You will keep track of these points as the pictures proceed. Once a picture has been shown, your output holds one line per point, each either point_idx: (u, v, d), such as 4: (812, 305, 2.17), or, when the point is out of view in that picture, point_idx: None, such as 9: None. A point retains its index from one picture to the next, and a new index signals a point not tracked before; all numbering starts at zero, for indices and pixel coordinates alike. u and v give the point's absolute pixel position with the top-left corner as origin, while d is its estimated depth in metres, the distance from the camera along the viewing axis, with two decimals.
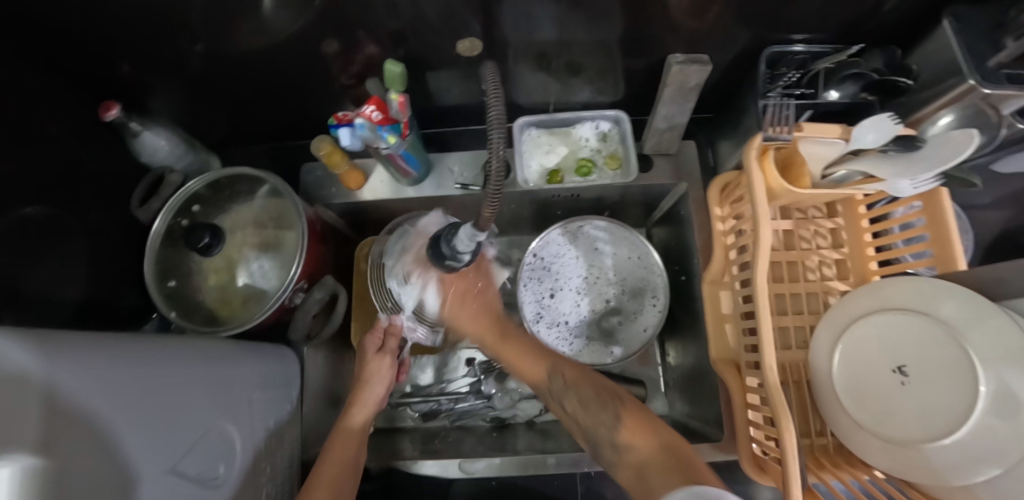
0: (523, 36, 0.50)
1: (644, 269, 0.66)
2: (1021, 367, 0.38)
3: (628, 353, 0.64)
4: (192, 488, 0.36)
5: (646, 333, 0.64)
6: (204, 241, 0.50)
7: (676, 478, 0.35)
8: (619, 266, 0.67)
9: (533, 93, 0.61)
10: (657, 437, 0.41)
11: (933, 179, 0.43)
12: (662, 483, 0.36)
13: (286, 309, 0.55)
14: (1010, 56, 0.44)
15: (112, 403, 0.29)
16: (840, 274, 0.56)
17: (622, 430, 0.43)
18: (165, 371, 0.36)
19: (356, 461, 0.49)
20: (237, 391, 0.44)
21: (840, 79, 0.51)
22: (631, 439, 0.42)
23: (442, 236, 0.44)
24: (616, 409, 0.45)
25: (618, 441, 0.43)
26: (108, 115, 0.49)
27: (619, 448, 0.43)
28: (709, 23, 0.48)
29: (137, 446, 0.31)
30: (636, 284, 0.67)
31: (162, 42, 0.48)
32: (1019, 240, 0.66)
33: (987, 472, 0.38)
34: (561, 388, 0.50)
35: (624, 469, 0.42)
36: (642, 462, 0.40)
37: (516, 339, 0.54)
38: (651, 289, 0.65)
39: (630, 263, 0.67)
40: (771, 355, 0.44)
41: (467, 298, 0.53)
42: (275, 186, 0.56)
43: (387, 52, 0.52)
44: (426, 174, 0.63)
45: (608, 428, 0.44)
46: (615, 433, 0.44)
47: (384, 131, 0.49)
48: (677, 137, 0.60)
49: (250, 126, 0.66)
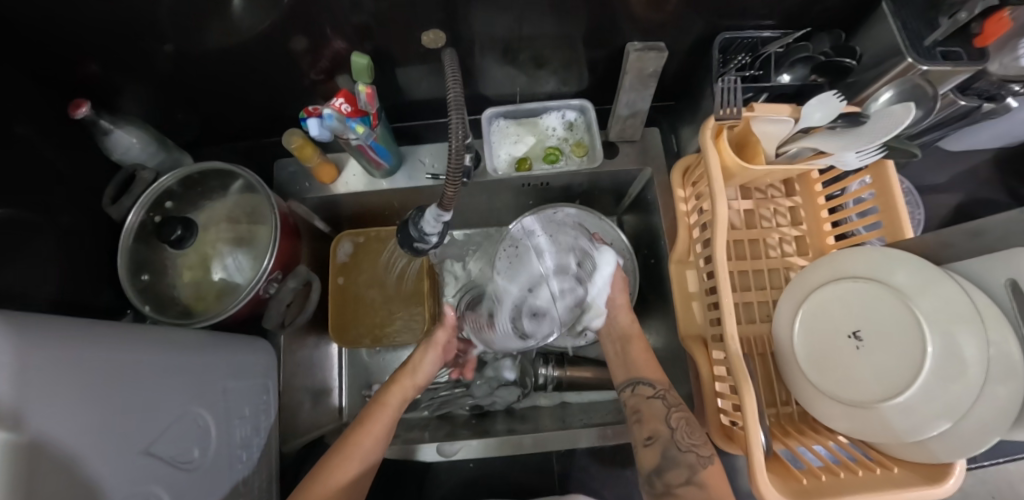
0: (485, 29, 0.51)
1: (614, 252, 0.69)
2: (964, 324, 0.40)
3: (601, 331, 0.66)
4: (166, 471, 0.37)
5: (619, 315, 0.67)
6: (176, 234, 0.51)
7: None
8: None
9: (499, 85, 0.63)
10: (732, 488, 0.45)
11: (875, 151, 0.46)
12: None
13: (261, 301, 0.55)
14: (944, 34, 0.46)
15: (82, 383, 0.30)
16: (800, 250, 0.59)
17: (710, 466, 0.46)
18: (137, 355, 0.36)
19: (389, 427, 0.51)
20: (210, 379, 0.44)
21: (790, 63, 0.53)
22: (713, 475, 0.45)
23: (409, 221, 0.45)
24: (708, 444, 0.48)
25: (696, 476, 0.45)
26: (77, 112, 0.49)
27: (693, 479, 0.45)
28: (662, 12, 0.50)
29: (108, 427, 0.31)
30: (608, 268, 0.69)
31: (131, 42, 0.48)
32: (970, 214, 0.69)
33: (939, 427, 0.40)
34: (672, 404, 0.52)
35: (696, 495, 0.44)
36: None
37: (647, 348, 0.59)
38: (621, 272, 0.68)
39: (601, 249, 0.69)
40: (732, 325, 0.46)
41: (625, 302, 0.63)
42: (248, 181, 0.57)
43: (354, 46, 0.53)
44: (398, 166, 0.65)
45: (695, 454, 0.47)
46: (704, 462, 0.46)
47: (353, 122, 0.51)
48: (639, 123, 0.63)
49: (223, 124, 0.67)
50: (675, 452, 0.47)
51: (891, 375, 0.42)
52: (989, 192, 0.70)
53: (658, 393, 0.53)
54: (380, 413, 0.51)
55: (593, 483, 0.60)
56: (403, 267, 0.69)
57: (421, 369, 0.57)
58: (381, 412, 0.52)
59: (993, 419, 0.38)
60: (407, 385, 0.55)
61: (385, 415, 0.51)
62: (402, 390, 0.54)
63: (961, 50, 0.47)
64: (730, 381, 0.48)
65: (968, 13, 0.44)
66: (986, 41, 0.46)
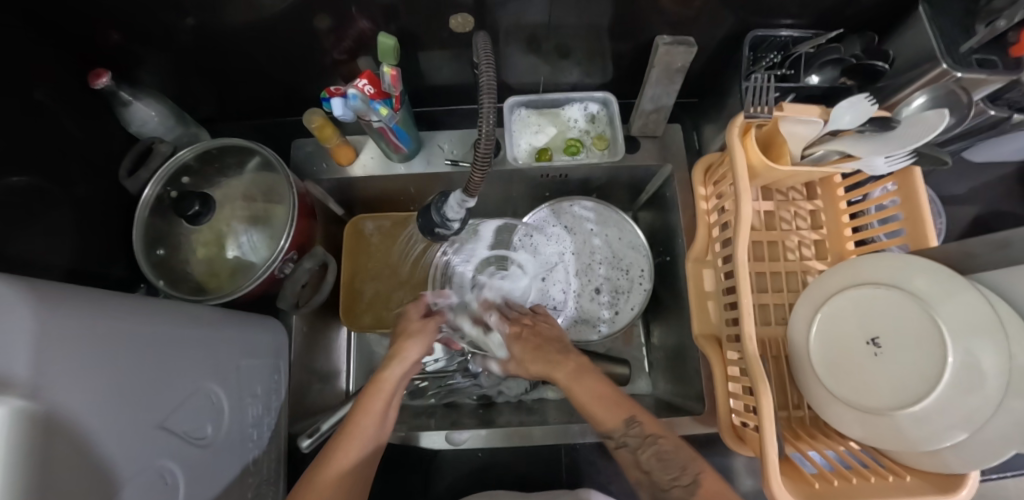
0: (512, 16, 0.50)
1: (631, 248, 0.69)
2: (986, 337, 0.39)
3: (616, 328, 0.66)
4: (180, 446, 0.36)
5: (633, 312, 0.66)
6: (193, 210, 0.50)
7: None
8: (607, 245, 0.69)
9: (522, 74, 0.62)
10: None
11: (905, 157, 0.45)
12: None
13: (276, 280, 0.55)
14: (980, 41, 0.45)
15: (101, 353, 0.30)
16: (819, 254, 0.58)
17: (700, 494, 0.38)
18: (154, 328, 0.36)
19: (385, 420, 0.46)
20: (225, 356, 0.44)
21: (820, 64, 0.52)
22: None
23: (431, 205, 0.45)
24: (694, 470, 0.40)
25: None
26: (97, 83, 0.49)
27: None
28: (693, 7, 0.49)
29: (126, 399, 0.31)
30: (626, 264, 0.68)
31: (154, 13, 0.47)
32: (988, 227, 0.69)
33: (954, 437, 0.39)
34: (638, 445, 0.42)
35: None
36: None
37: (591, 378, 0.47)
38: (640, 268, 0.68)
39: (618, 245, 0.69)
40: (749, 326, 0.45)
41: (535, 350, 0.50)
42: (264, 159, 0.56)
43: (379, 27, 0.52)
44: (416, 151, 0.64)
45: (682, 490, 0.39)
46: (691, 491, 0.38)
47: (377, 104, 0.50)
48: (662, 119, 0.62)
49: (241, 102, 0.67)
50: (660, 493, 0.40)
51: (909, 384, 0.42)
52: (1009, 206, 0.69)
53: (622, 441, 0.43)
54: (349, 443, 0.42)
55: (597, 478, 0.61)
56: (420, 254, 0.69)
57: (413, 350, 0.49)
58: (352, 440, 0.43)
59: (1011, 432, 0.38)
60: (381, 399, 0.45)
61: (358, 441, 0.43)
62: (374, 408, 0.45)
63: (997, 58, 0.47)
64: (745, 382, 0.48)
65: (1007, 21, 0.43)
66: (1022, 50, 0.45)
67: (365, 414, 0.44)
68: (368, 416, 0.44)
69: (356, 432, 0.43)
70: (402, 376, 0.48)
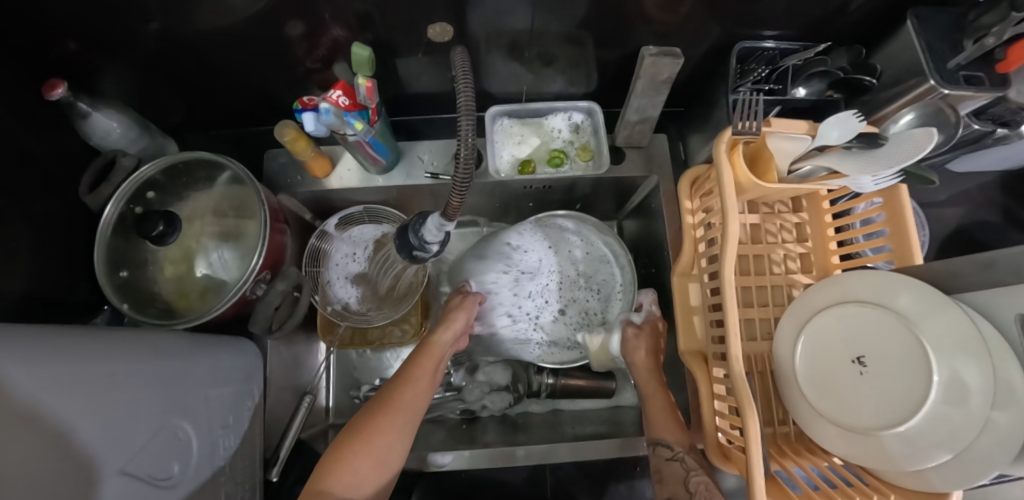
0: (494, 24, 0.49)
1: (603, 261, 0.66)
2: (967, 355, 0.39)
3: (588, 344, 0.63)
4: (145, 489, 0.34)
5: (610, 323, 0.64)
6: (158, 230, 0.48)
7: None
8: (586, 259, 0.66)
9: (505, 83, 0.60)
10: None
11: (893, 175, 0.44)
12: None
13: (249, 301, 0.53)
14: (968, 58, 0.45)
15: (56, 400, 0.27)
16: (804, 268, 0.58)
17: None
18: (110, 366, 0.33)
19: (435, 374, 0.53)
20: (193, 386, 0.42)
21: (807, 76, 0.51)
22: None
23: (409, 227, 0.43)
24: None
25: None
26: (53, 93, 0.46)
27: None
28: (679, 16, 0.48)
29: (85, 446, 0.29)
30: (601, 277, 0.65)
31: (112, 19, 0.44)
32: (969, 237, 0.69)
33: (938, 457, 0.39)
34: (693, 467, 0.45)
35: None
36: None
37: (665, 399, 0.52)
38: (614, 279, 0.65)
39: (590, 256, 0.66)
40: (736, 345, 0.44)
41: (652, 346, 0.57)
42: (236, 173, 0.54)
43: (354, 35, 0.50)
44: (396, 162, 0.62)
45: None
46: None
47: (351, 117, 0.48)
48: (648, 130, 0.61)
49: (210, 111, 0.64)
50: None
51: (895, 404, 0.41)
52: (989, 215, 0.70)
53: (679, 455, 0.46)
54: (410, 384, 0.50)
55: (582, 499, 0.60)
56: (399, 272, 0.66)
57: (461, 319, 0.58)
58: (412, 383, 0.50)
59: (993, 451, 0.38)
60: (432, 359, 0.54)
61: (411, 386, 0.50)
62: (428, 364, 0.53)
63: (983, 75, 0.46)
64: (730, 401, 0.47)
65: (996, 38, 0.42)
66: (1008, 68, 0.45)
67: (422, 368, 0.52)
68: (424, 367, 0.52)
69: (413, 375, 0.51)
70: (450, 342, 0.57)
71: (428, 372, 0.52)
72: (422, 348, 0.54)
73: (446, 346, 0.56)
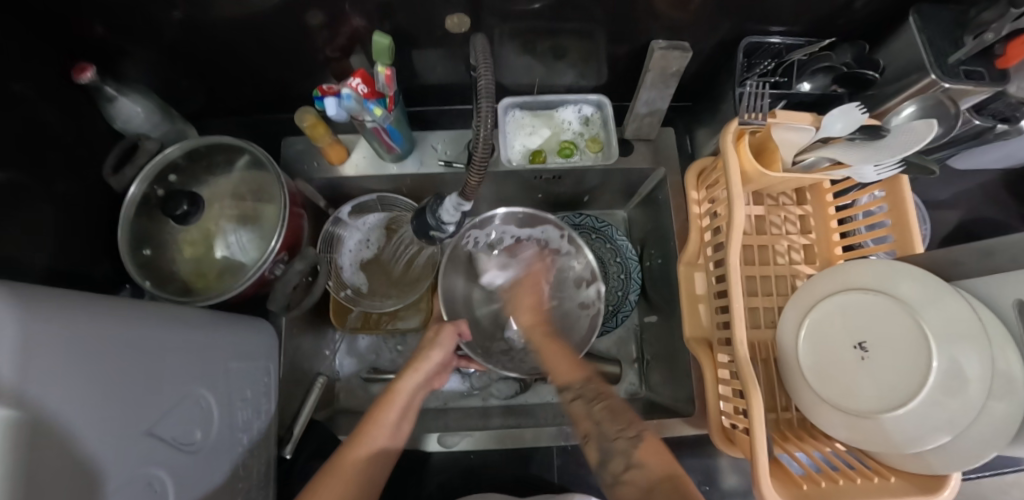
0: (509, 16, 0.50)
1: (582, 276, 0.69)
2: (968, 341, 0.41)
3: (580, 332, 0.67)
4: (168, 453, 0.36)
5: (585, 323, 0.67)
6: (182, 209, 0.49)
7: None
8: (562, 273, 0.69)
9: (518, 75, 0.62)
10: (671, 468, 0.42)
11: (894, 166, 0.46)
12: None
13: (266, 282, 0.54)
14: (968, 53, 0.46)
15: (88, 363, 0.29)
16: (808, 259, 0.59)
17: (642, 449, 0.45)
18: (141, 334, 0.35)
19: (395, 434, 0.50)
20: (214, 360, 0.43)
21: (811, 71, 0.53)
22: (645, 459, 0.44)
23: (426, 208, 0.44)
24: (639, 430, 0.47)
25: (633, 459, 0.44)
26: (82, 77, 0.47)
27: (632, 465, 0.44)
28: (688, 11, 0.49)
29: (110, 408, 0.30)
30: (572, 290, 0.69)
31: (137, 5, 0.46)
32: (971, 233, 0.70)
33: (937, 440, 0.40)
34: (591, 397, 0.51)
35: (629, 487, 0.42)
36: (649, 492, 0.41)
37: (558, 346, 0.59)
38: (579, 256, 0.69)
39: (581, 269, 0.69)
40: (741, 329, 0.46)
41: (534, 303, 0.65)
42: (255, 158, 0.56)
43: (373, 25, 0.51)
44: (409, 151, 0.64)
45: (625, 443, 0.46)
46: (635, 443, 0.45)
47: (370, 104, 0.50)
48: (656, 122, 0.62)
49: (229, 98, 0.65)
50: (607, 443, 0.47)
51: (896, 387, 0.43)
52: (991, 212, 0.71)
53: (579, 393, 0.52)
54: (363, 442, 0.47)
55: (591, 481, 0.61)
56: (413, 256, 0.69)
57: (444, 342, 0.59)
58: (366, 439, 0.48)
59: (989, 434, 0.39)
60: (392, 410, 0.51)
61: (366, 444, 0.47)
62: (386, 417, 0.50)
63: (984, 70, 0.48)
64: (735, 385, 0.49)
65: (996, 34, 0.44)
66: (1008, 63, 0.46)
67: (382, 419, 0.50)
68: (381, 421, 0.49)
69: (367, 433, 0.48)
70: (416, 386, 0.54)
71: (388, 422, 0.50)
72: (381, 398, 0.52)
73: (411, 390, 0.54)
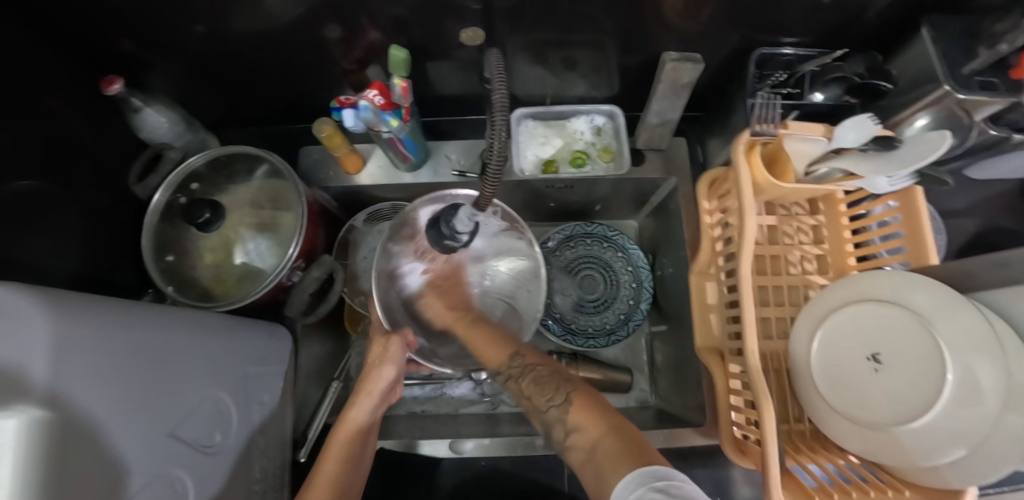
0: (521, 29, 0.51)
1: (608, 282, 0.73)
2: (985, 354, 0.40)
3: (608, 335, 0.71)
4: (188, 454, 0.37)
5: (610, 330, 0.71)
6: (203, 217, 0.51)
7: (633, 456, 0.34)
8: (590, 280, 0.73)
9: (530, 86, 0.63)
10: (606, 420, 0.39)
11: (909, 177, 0.46)
12: (617, 463, 0.34)
13: (283, 288, 0.55)
14: (982, 64, 0.46)
15: (115, 366, 0.30)
16: (820, 269, 0.59)
17: (573, 410, 0.42)
18: (166, 338, 0.36)
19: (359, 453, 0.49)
20: (232, 364, 0.44)
21: (823, 82, 0.53)
22: (579, 420, 0.41)
23: (441, 217, 0.45)
24: (566, 391, 0.45)
25: (569, 422, 0.42)
26: (110, 89, 0.49)
27: (569, 429, 0.41)
28: (699, 22, 0.50)
29: (135, 409, 0.31)
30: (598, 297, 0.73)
31: (163, 19, 0.48)
32: (989, 243, 0.70)
33: (953, 454, 0.40)
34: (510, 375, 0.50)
35: (574, 452, 0.39)
36: (592, 443, 0.38)
37: (479, 327, 0.55)
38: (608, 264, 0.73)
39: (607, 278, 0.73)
40: (752, 340, 0.46)
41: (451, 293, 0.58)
42: (273, 167, 0.57)
43: (389, 38, 0.53)
44: (423, 161, 0.65)
45: (556, 410, 0.43)
46: (563, 408, 0.43)
47: (387, 115, 0.51)
48: (668, 133, 0.63)
49: (249, 109, 0.67)
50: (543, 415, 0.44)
51: (910, 400, 0.42)
52: (1009, 221, 0.70)
53: (505, 370, 0.50)
54: (327, 461, 0.47)
55: None
56: None
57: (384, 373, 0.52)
58: (330, 460, 0.47)
59: (1007, 450, 0.39)
60: (348, 434, 0.49)
61: (332, 465, 0.47)
62: (341, 445, 0.48)
63: (999, 81, 0.48)
64: (746, 395, 0.49)
65: (1010, 45, 0.44)
66: (1021, 73, 0.46)
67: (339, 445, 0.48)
68: (339, 445, 0.48)
69: (331, 454, 0.47)
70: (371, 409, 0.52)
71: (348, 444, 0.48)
72: (337, 423, 0.50)
73: (364, 412, 0.51)
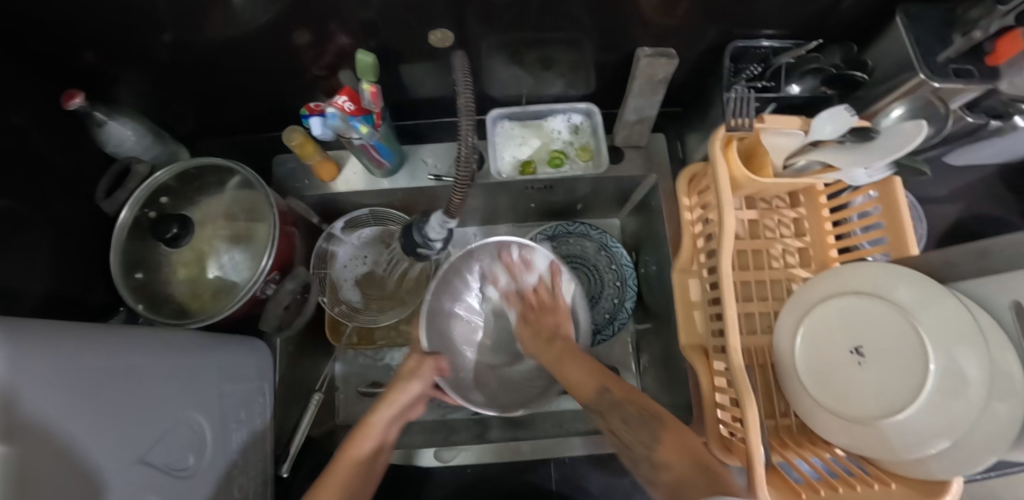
0: (494, 29, 0.50)
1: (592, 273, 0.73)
2: (967, 343, 0.40)
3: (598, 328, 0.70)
4: (159, 479, 0.35)
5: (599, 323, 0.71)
6: (172, 232, 0.49)
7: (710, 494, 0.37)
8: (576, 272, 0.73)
9: (506, 86, 0.62)
10: (693, 456, 0.42)
11: (885, 168, 0.46)
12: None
13: (258, 301, 0.54)
14: (957, 52, 0.46)
15: (78, 394, 0.29)
16: (803, 262, 0.59)
17: (662, 449, 0.45)
18: (133, 361, 0.35)
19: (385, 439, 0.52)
20: (206, 383, 0.43)
21: (801, 73, 0.52)
22: (667, 457, 0.44)
23: (413, 225, 0.45)
24: (655, 429, 0.46)
25: (657, 459, 0.45)
26: (71, 103, 0.48)
27: (657, 466, 0.44)
28: (676, 17, 0.49)
29: (102, 438, 0.30)
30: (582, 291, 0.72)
31: (125, 30, 0.46)
32: (970, 229, 0.69)
33: (938, 446, 0.39)
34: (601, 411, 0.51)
35: (663, 489, 0.43)
36: (677, 480, 0.42)
37: (574, 361, 0.56)
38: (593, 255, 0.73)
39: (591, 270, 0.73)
40: (735, 337, 0.45)
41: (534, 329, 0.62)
42: (246, 178, 0.56)
43: (359, 43, 0.52)
44: (400, 166, 0.64)
45: (646, 449, 0.46)
46: (653, 446, 0.46)
47: (356, 122, 0.50)
48: (646, 130, 0.62)
49: (221, 118, 0.66)
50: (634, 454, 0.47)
51: (894, 393, 0.42)
52: (989, 207, 0.70)
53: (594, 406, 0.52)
54: (359, 439, 0.50)
55: (590, 488, 0.61)
56: (405, 268, 0.70)
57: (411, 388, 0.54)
58: (361, 435, 0.50)
59: (990, 439, 0.38)
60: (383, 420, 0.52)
61: (364, 441, 0.50)
62: (379, 423, 0.52)
63: (973, 68, 0.47)
64: (730, 393, 0.48)
65: (983, 32, 0.44)
66: (997, 60, 0.46)
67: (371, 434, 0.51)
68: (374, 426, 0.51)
69: (362, 435, 0.50)
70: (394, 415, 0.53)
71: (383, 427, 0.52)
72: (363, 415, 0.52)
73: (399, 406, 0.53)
